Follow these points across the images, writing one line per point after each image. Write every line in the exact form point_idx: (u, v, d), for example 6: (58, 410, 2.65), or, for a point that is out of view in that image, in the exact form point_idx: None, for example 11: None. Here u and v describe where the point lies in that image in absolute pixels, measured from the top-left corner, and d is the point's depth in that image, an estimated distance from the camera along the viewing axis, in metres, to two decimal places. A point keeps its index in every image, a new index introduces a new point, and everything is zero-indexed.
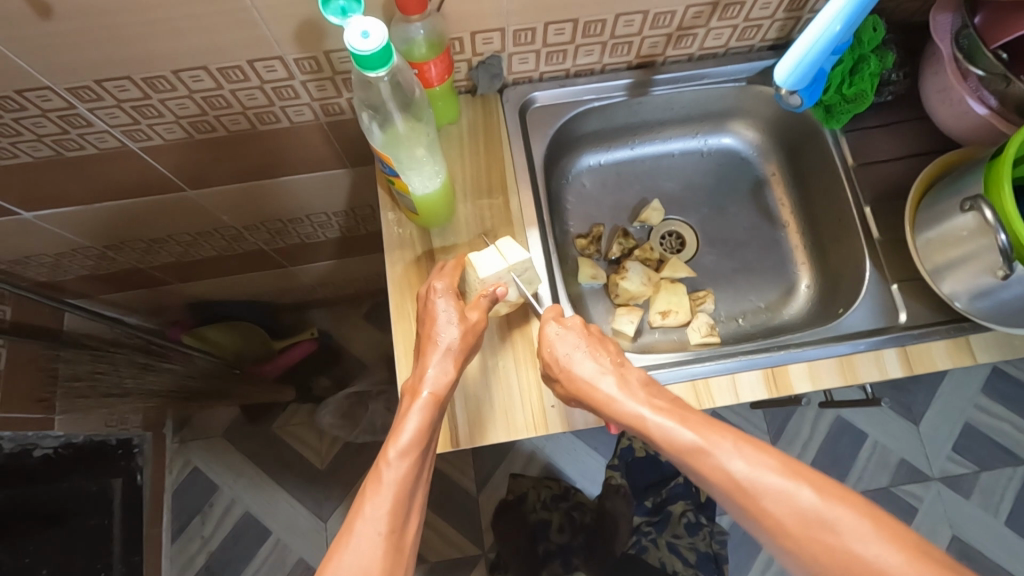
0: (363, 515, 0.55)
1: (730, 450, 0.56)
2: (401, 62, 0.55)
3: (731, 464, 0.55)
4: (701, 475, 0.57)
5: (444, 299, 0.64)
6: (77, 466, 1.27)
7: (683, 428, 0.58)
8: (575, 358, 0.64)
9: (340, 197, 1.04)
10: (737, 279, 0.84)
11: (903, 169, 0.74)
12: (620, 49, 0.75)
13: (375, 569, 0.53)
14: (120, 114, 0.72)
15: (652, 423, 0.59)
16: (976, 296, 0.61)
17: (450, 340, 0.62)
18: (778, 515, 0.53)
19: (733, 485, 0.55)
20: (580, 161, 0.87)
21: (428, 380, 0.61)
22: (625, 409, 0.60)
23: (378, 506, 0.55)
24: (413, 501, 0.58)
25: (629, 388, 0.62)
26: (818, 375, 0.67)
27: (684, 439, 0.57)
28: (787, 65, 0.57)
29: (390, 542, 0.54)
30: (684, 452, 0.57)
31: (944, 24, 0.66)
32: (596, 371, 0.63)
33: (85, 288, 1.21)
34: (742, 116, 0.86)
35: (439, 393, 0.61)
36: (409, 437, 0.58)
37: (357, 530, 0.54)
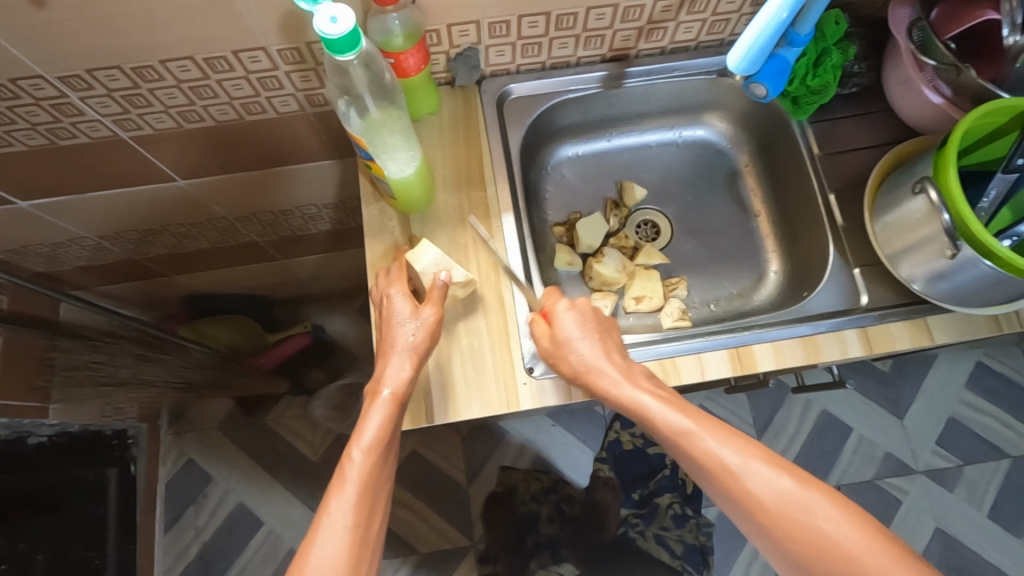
0: (329, 513, 0.57)
1: (718, 436, 0.59)
2: (373, 48, 0.57)
3: (717, 447, 0.59)
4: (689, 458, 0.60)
5: (399, 296, 0.66)
6: (70, 456, 1.28)
7: (676, 413, 0.61)
8: (577, 338, 0.66)
9: (328, 188, 1.06)
10: (710, 266, 0.87)
11: (866, 157, 0.77)
12: (594, 42, 0.77)
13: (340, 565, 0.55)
14: (111, 103, 0.75)
15: (652, 409, 0.62)
16: (931, 278, 0.63)
17: (410, 337, 0.64)
18: (762, 489, 0.57)
19: (717, 466, 0.58)
20: (558, 152, 0.90)
21: (388, 380, 0.63)
22: (626, 395, 0.62)
23: (342, 505, 0.57)
24: (376, 498, 0.60)
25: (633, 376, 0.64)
26: (782, 355, 0.70)
27: (679, 424, 0.60)
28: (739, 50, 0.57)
29: (355, 536, 0.56)
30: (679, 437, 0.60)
31: (902, 17, 0.68)
32: (603, 356, 0.65)
33: (82, 278, 1.24)
34: (714, 108, 0.89)
35: (399, 391, 0.62)
36: (371, 436, 0.60)
37: (324, 526, 0.56)
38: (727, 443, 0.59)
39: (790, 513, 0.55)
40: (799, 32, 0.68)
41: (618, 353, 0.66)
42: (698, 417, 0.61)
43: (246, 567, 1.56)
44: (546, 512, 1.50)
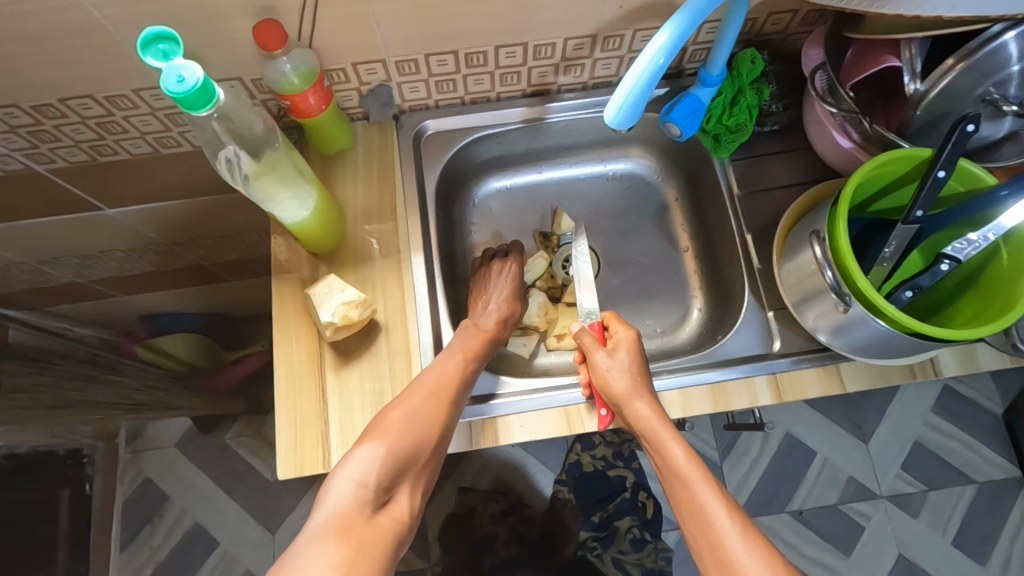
0: (302, 535, 0.53)
1: (716, 491, 0.58)
2: (229, 97, 0.53)
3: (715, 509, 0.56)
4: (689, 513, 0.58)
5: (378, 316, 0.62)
6: (21, 476, 1.32)
7: (687, 460, 0.60)
8: (618, 371, 0.65)
9: (265, 216, 1.05)
10: (635, 302, 0.86)
11: (785, 198, 0.76)
12: (510, 78, 0.76)
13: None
14: (17, 139, 0.74)
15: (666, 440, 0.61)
16: (833, 330, 0.62)
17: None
18: (746, 563, 0.53)
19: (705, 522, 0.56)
20: (485, 185, 0.89)
21: (389, 421, 0.60)
22: (653, 433, 0.61)
23: (319, 529, 0.53)
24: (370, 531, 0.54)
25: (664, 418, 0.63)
26: (688, 402, 0.69)
27: (688, 467, 0.59)
28: (617, 104, 0.53)
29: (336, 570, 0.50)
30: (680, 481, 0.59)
31: (814, 58, 0.68)
32: (633, 390, 0.64)
33: (26, 300, 1.24)
34: (642, 141, 0.88)
35: (402, 430, 0.59)
36: (363, 465, 0.57)
37: (293, 548, 0.52)
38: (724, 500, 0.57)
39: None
40: (711, 72, 0.69)
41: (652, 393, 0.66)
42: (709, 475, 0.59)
43: None
44: (503, 534, 1.48)
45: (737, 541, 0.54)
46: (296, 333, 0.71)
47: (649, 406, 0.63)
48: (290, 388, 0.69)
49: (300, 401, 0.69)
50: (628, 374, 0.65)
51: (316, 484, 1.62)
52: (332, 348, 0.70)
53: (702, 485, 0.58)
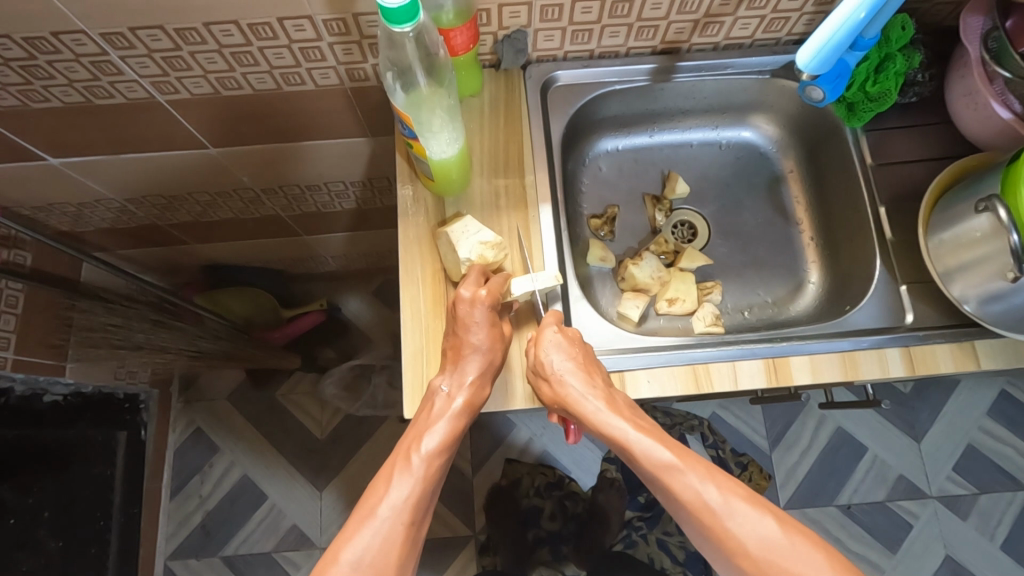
0: (387, 499, 0.59)
1: (702, 474, 0.58)
2: (428, 21, 0.56)
3: (701, 488, 0.58)
4: (670, 492, 0.59)
5: (481, 306, 0.64)
6: (84, 415, 1.29)
7: (663, 448, 0.60)
8: (566, 372, 0.63)
9: (357, 166, 1.04)
10: (747, 271, 0.85)
11: (921, 171, 0.74)
12: (646, 33, 0.74)
13: (392, 556, 0.57)
14: (151, 64, 0.74)
15: (632, 439, 0.60)
16: (984, 300, 0.62)
17: (489, 356, 0.64)
18: (734, 526, 0.56)
19: (695, 501, 0.57)
20: (598, 144, 0.88)
21: (466, 387, 0.62)
22: (610, 425, 0.61)
23: (402, 494, 0.59)
24: (433, 494, 0.62)
25: (616, 406, 0.62)
26: (819, 369, 0.67)
27: (661, 456, 0.59)
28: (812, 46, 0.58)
29: (410, 533, 0.58)
30: (660, 468, 0.59)
31: (975, 25, 0.66)
32: (583, 384, 0.63)
33: (103, 240, 1.24)
34: (763, 110, 0.86)
35: (474, 401, 0.63)
36: (438, 440, 0.61)
37: (379, 513, 0.58)
38: (708, 479, 0.58)
39: (766, 554, 0.55)
40: (866, 36, 0.64)
41: (599, 378, 0.65)
42: (681, 452, 0.59)
43: (246, 540, 1.56)
44: (549, 508, 1.48)
45: (720, 502, 0.57)
46: (423, 274, 0.70)
47: (601, 397, 0.62)
48: (416, 328, 0.69)
49: (427, 339, 0.69)
50: (576, 369, 0.63)
51: (363, 445, 1.62)
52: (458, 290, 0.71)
53: (681, 470, 0.58)
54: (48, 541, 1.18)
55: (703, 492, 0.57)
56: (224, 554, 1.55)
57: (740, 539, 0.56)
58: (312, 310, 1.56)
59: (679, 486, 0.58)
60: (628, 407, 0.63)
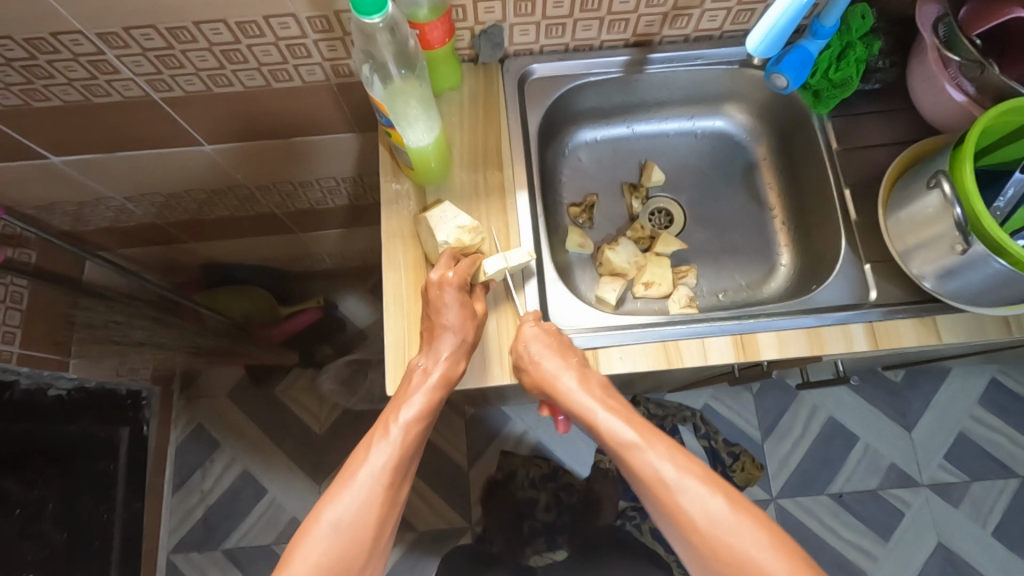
0: (367, 464, 0.63)
1: (660, 452, 0.61)
2: (399, 15, 0.59)
3: (658, 465, 0.60)
4: (630, 469, 0.62)
5: (451, 286, 0.67)
6: (87, 410, 1.33)
7: (626, 427, 0.63)
8: (543, 356, 0.66)
9: (348, 162, 1.07)
10: (721, 256, 0.88)
11: (884, 155, 0.76)
12: (618, 25, 0.77)
13: (370, 516, 0.61)
14: (145, 63, 0.78)
15: (599, 416, 0.64)
16: (941, 275, 0.64)
17: (461, 334, 0.66)
18: (687, 502, 0.58)
19: (652, 479, 0.60)
20: (577, 136, 0.91)
21: (441, 362, 0.66)
22: (577, 402, 0.65)
23: (381, 460, 0.63)
24: (412, 459, 0.66)
25: (587, 383, 0.66)
26: (785, 344, 0.70)
27: (625, 435, 0.63)
28: (761, 30, 0.61)
29: (388, 493, 0.62)
30: (622, 446, 0.62)
31: (929, 13, 0.69)
32: (560, 367, 0.66)
33: (105, 238, 1.29)
34: (735, 99, 0.89)
35: (449, 375, 0.66)
36: (415, 409, 0.65)
37: (359, 477, 0.62)
38: (665, 456, 0.61)
39: (717, 532, 0.57)
40: (824, 24, 0.69)
41: (575, 359, 0.68)
42: (645, 432, 0.62)
43: (247, 534, 1.59)
44: (544, 499, 1.46)
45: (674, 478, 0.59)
46: (405, 259, 0.74)
47: (574, 376, 0.66)
48: (398, 311, 0.72)
49: (408, 320, 0.72)
50: (551, 352, 0.67)
51: (361, 440, 1.65)
52: None
53: (643, 448, 0.61)
54: (52, 532, 1.21)
55: (660, 471, 0.60)
56: (225, 547, 1.58)
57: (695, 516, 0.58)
58: (307, 306, 1.59)
59: (636, 462, 0.61)
60: (603, 386, 0.67)
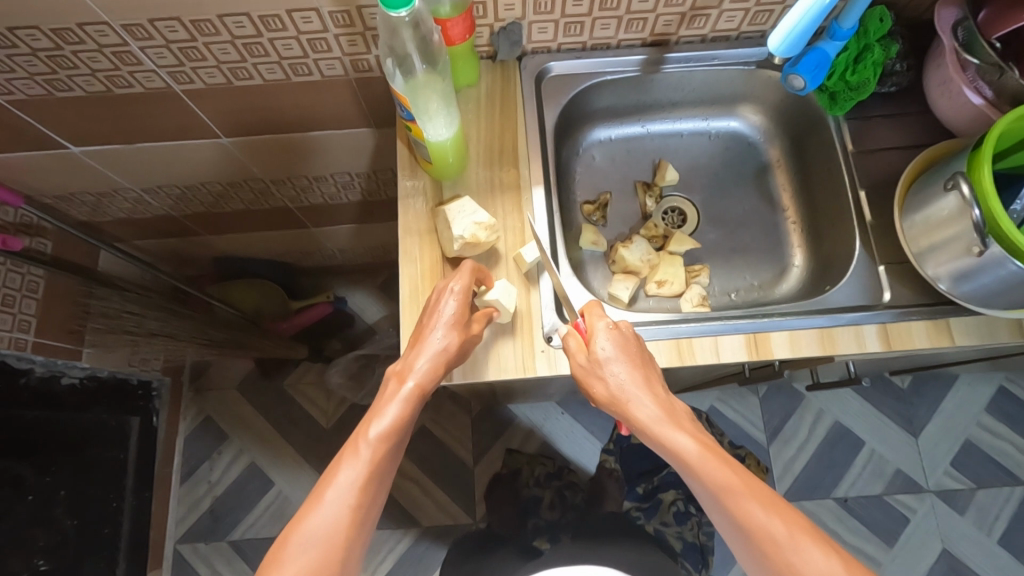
0: (337, 482, 0.61)
1: (765, 504, 0.59)
2: (424, 9, 0.60)
3: (763, 519, 0.58)
4: (735, 519, 0.59)
5: (457, 296, 0.67)
6: (99, 399, 1.35)
7: (726, 470, 0.60)
8: (627, 382, 0.64)
9: (362, 157, 1.08)
10: (733, 256, 0.88)
11: (899, 158, 0.77)
12: (635, 25, 0.78)
13: (340, 532, 0.60)
14: (168, 55, 0.79)
15: (694, 460, 0.61)
16: (956, 278, 0.64)
17: (446, 343, 0.65)
18: (797, 558, 0.57)
19: (758, 531, 0.58)
20: (591, 134, 0.92)
21: (416, 371, 0.64)
22: (671, 438, 0.62)
23: (351, 477, 0.61)
24: (385, 474, 0.64)
25: (675, 418, 0.63)
26: (798, 343, 0.70)
27: (726, 480, 0.60)
28: (780, 34, 0.63)
29: (355, 512, 0.61)
30: (725, 493, 0.59)
31: (947, 17, 0.69)
32: (643, 393, 0.64)
33: (119, 228, 1.30)
34: (750, 100, 0.90)
35: (423, 385, 0.64)
36: (390, 421, 0.63)
37: (329, 494, 0.61)
38: (773, 510, 0.58)
39: None
40: (843, 26, 0.69)
41: (658, 388, 0.66)
42: (746, 478, 0.60)
43: (252, 525, 1.59)
44: (548, 498, 1.40)
45: (781, 530, 0.58)
46: (421, 252, 0.74)
47: (658, 407, 0.64)
48: (413, 304, 0.73)
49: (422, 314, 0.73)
50: (634, 379, 0.65)
51: None
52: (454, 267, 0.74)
53: (747, 498, 0.59)
54: (63, 518, 1.22)
55: (768, 525, 0.58)
56: (231, 538, 1.58)
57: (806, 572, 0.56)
58: (318, 301, 1.61)
59: (743, 513, 0.58)
60: (686, 419, 0.65)
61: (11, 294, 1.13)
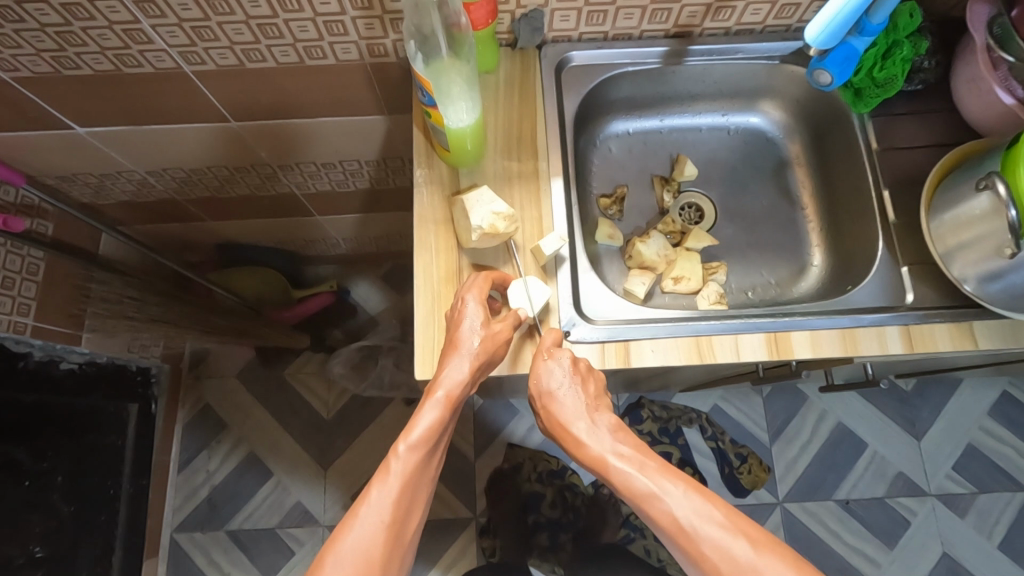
0: (368, 500, 0.57)
1: (676, 490, 0.56)
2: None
3: (673, 504, 0.55)
4: (646, 509, 0.57)
5: (473, 303, 0.65)
6: (99, 383, 1.33)
7: (635, 463, 0.58)
8: (546, 382, 0.64)
9: (372, 145, 1.06)
10: (751, 253, 0.87)
11: (924, 157, 0.75)
12: (659, 15, 0.76)
13: (377, 553, 0.55)
14: (179, 34, 0.77)
15: (607, 453, 0.59)
16: (984, 279, 0.64)
17: (472, 346, 0.63)
18: (705, 543, 0.54)
19: (669, 520, 0.55)
20: (609, 127, 0.90)
21: (445, 379, 0.61)
22: (584, 438, 0.60)
23: (383, 495, 0.57)
24: (418, 491, 0.59)
25: (593, 417, 0.62)
26: (819, 344, 0.69)
27: (635, 473, 0.57)
28: (818, 23, 0.65)
29: (391, 531, 0.56)
30: (633, 486, 0.57)
31: (980, 13, 0.68)
32: (562, 394, 0.63)
33: (121, 212, 1.28)
34: (772, 96, 0.88)
35: (453, 395, 0.61)
36: (421, 432, 0.59)
37: (361, 513, 0.56)
38: (682, 498, 0.56)
39: (735, 574, 0.53)
40: (873, 20, 0.67)
41: (583, 388, 0.64)
42: (655, 468, 0.57)
43: (250, 515, 1.58)
44: (549, 496, 1.45)
45: (686, 513, 0.55)
46: (437, 243, 0.73)
47: (579, 406, 0.62)
48: (427, 293, 0.71)
49: (438, 307, 0.71)
50: (555, 378, 0.65)
51: (368, 427, 1.63)
52: (470, 259, 0.73)
53: (655, 487, 0.56)
54: (60, 505, 1.20)
55: (676, 512, 0.55)
56: (229, 528, 1.57)
57: (709, 554, 0.54)
58: (320, 291, 1.57)
59: (652, 503, 0.56)
60: (608, 418, 0.62)
61: (10, 275, 1.11)
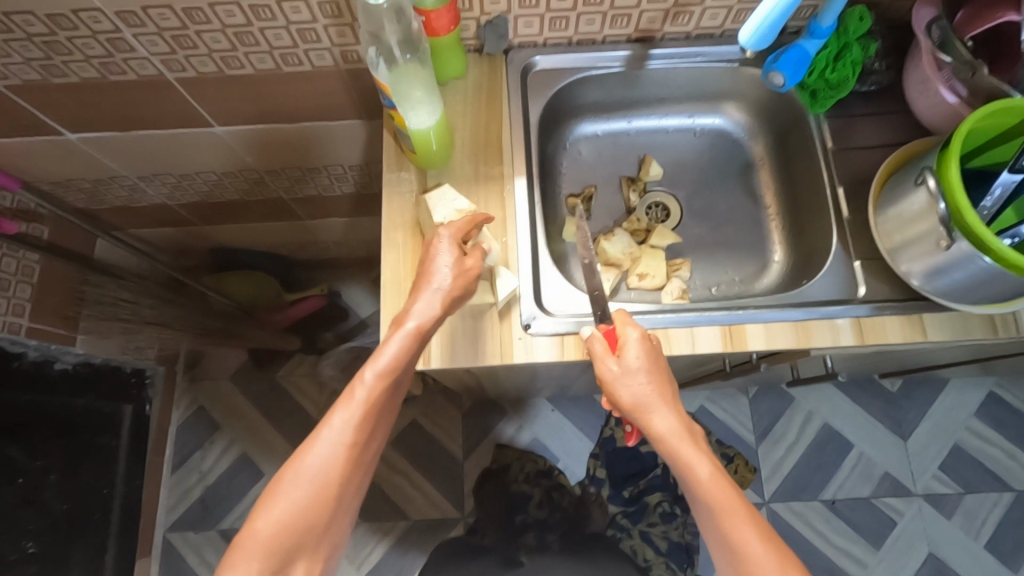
0: (330, 425, 0.61)
1: (760, 528, 0.58)
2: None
3: (753, 541, 0.57)
4: (723, 537, 0.59)
5: (445, 243, 0.66)
6: (91, 386, 1.34)
7: (729, 494, 0.59)
8: (647, 386, 0.63)
9: (355, 149, 1.09)
10: (716, 250, 0.89)
11: (878, 156, 0.78)
12: (620, 21, 0.79)
13: (333, 473, 0.60)
14: (160, 42, 0.81)
15: (702, 479, 0.60)
16: (929, 274, 0.66)
17: (443, 283, 0.64)
18: None
19: (746, 554, 0.57)
20: (578, 129, 0.93)
21: (416, 312, 0.63)
22: (683, 454, 0.61)
23: (346, 418, 0.61)
24: (378, 419, 0.64)
25: (692, 435, 0.62)
26: (772, 336, 0.71)
27: (727, 504, 0.59)
28: (751, 27, 0.67)
29: (350, 455, 0.61)
30: (724, 514, 0.58)
31: (925, 15, 0.71)
32: (661, 405, 0.63)
33: (114, 216, 1.32)
34: (734, 98, 0.91)
35: (423, 326, 0.62)
36: (387, 362, 0.61)
37: (323, 436, 0.60)
38: (767, 539, 0.58)
39: None
40: (822, 24, 0.70)
41: (679, 403, 0.64)
42: (746, 503, 0.59)
43: (243, 515, 1.60)
44: (537, 496, 1.45)
45: (765, 553, 0.57)
46: (403, 241, 0.76)
47: (677, 422, 0.62)
48: (393, 287, 0.74)
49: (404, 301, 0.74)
50: (655, 386, 0.64)
51: None
52: None
53: (745, 521, 0.58)
54: (53, 502, 1.23)
55: (758, 552, 0.57)
56: (221, 528, 1.59)
57: None
58: (311, 294, 1.61)
59: (738, 536, 0.58)
60: (702, 440, 0.63)
61: (6, 277, 1.15)
